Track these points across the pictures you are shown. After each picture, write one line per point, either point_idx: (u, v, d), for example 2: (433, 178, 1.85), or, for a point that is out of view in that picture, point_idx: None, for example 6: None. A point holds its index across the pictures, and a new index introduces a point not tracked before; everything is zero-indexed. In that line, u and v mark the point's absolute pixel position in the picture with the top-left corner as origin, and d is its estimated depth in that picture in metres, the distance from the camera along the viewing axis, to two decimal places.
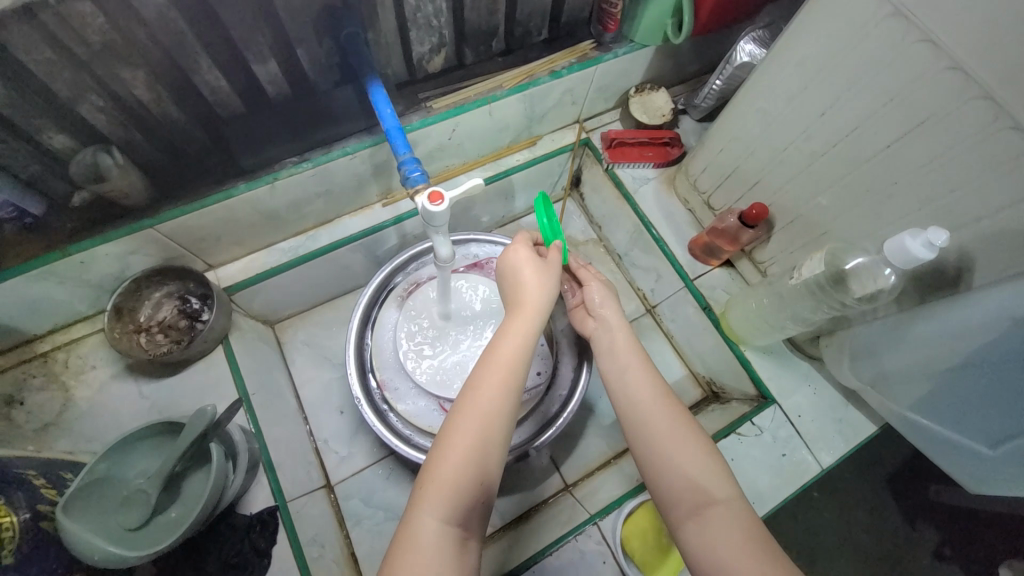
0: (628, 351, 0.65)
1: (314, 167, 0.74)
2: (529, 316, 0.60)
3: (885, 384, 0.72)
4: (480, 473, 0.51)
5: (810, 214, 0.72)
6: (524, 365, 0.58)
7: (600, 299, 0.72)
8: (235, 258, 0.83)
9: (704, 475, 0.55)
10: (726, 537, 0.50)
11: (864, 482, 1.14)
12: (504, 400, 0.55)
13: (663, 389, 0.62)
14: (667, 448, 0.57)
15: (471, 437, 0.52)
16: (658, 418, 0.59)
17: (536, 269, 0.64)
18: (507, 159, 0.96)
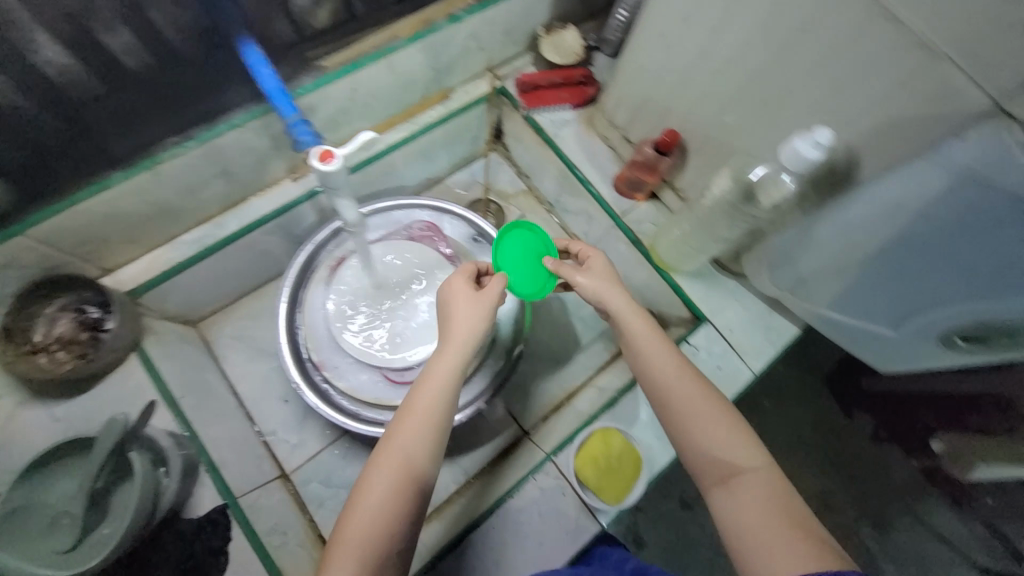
0: (648, 333, 0.64)
1: (201, 145, 0.68)
2: (451, 354, 0.61)
3: (803, 289, 0.77)
4: (389, 523, 0.54)
5: (718, 134, 0.73)
6: (445, 409, 0.59)
7: (608, 281, 0.68)
8: (134, 259, 0.77)
9: (734, 451, 0.56)
10: (752, 504, 0.53)
11: (802, 385, 1.24)
12: (417, 448, 0.57)
13: (689, 368, 0.62)
14: (699, 426, 0.58)
15: (380, 490, 0.55)
16: (682, 395, 0.60)
17: (466, 303, 0.64)
18: (421, 116, 0.91)
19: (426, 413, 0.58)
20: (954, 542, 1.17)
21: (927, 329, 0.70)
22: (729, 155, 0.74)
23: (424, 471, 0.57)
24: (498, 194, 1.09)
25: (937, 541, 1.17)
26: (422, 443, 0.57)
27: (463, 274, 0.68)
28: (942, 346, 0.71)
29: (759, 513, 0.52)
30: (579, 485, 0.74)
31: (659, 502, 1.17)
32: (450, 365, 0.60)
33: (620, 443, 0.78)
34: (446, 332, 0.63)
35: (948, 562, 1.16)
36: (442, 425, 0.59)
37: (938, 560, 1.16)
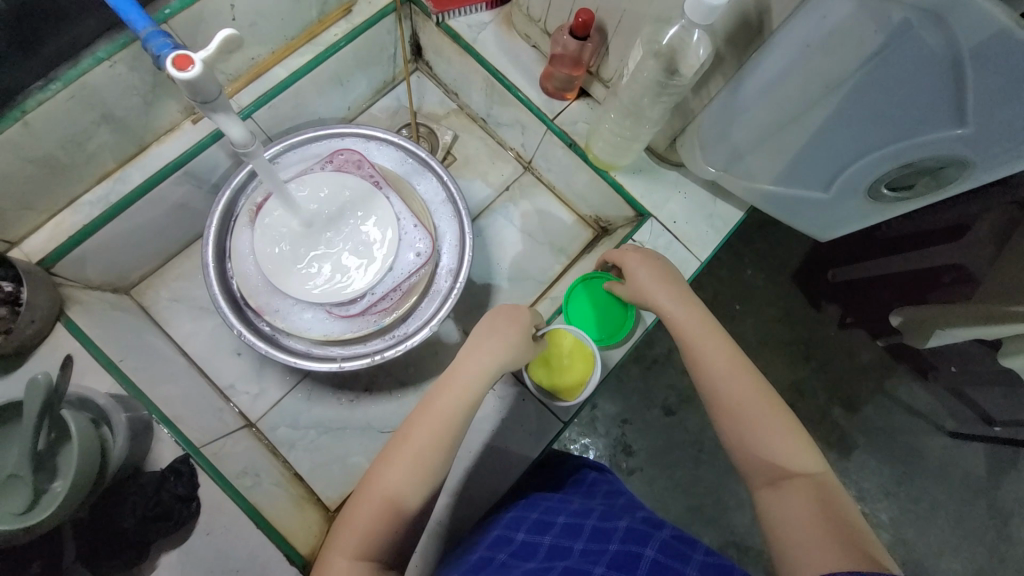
0: (693, 328, 0.66)
1: (67, 87, 0.62)
2: (479, 367, 0.63)
3: (738, 163, 0.76)
4: (389, 519, 0.55)
5: (631, 7, 0.69)
6: (463, 419, 0.61)
7: (655, 283, 0.71)
8: (37, 227, 0.72)
9: (785, 450, 0.56)
10: (806, 508, 0.52)
11: (762, 278, 1.26)
12: (431, 447, 0.58)
13: (742, 364, 0.62)
14: (748, 422, 0.58)
15: (386, 491, 0.56)
16: (746, 395, 0.60)
17: (507, 325, 0.68)
18: (324, 36, 0.85)
19: (445, 421, 0.60)
20: (915, 407, 1.24)
21: (854, 186, 0.70)
22: (643, 27, 0.69)
23: (432, 475, 0.58)
24: (427, 117, 1.03)
25: (902, 409, 1.24)
26: (433, 448, 0.58)
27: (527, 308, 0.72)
28: (869, 201, 0.71)
29: (806, 512, 0.52)
30: (539, 392, 0.80)
31: (642, 413, 1.22)
32: (475, 377, 0.63)
33: (576, 343, 0.80)
34: (482, 340, 0.66)
35: (913, 427, 1.24)
36: (456, 432, 0.60)
37: (903, 426, 1.24)
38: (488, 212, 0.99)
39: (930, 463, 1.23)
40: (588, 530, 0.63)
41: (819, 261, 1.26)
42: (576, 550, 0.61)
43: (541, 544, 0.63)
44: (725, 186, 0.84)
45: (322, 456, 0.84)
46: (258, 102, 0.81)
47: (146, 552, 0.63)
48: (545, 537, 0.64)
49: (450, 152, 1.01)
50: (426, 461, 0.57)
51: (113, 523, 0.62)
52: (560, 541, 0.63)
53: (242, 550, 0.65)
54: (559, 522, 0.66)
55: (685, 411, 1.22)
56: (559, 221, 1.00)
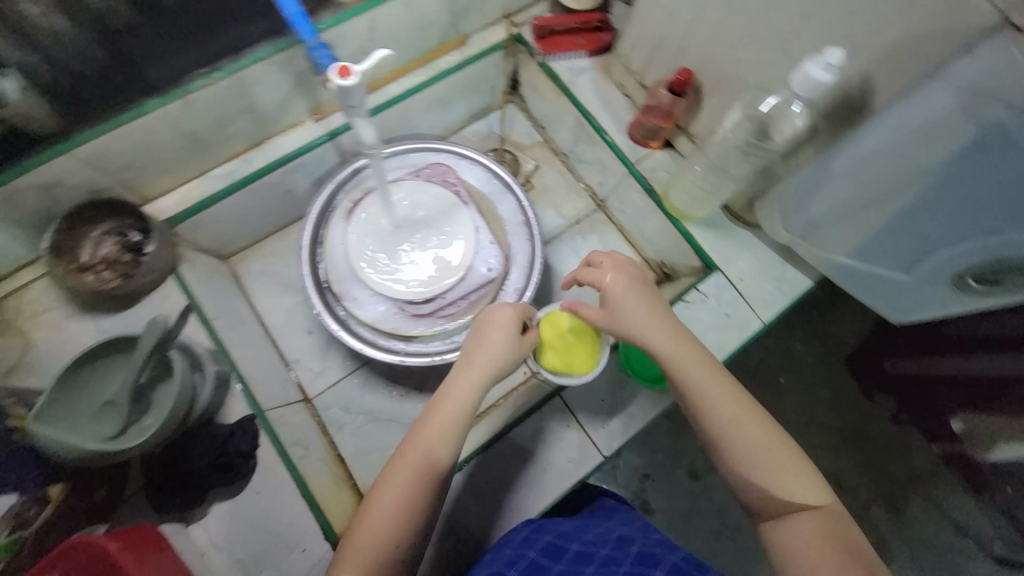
0: (679, 356, 0.62)
1: (229, 76, 0.71)
2: (473, 376, 0.66)
3: (815, 233, 0.77)
4: (397, 527, 0.58)
5: (733, 72, 0.74)
6: (459, 430, 0.64)
7: (630, 306, 0.66)
8: (171, 189, 0.82)
9: (790, 482, 0.56)
10: (810, 541, 0.53)
11: (817, 353, 1.23)
12: (430, 463, 0.61)
13: (731, 390, 0.61)
14: (750, 457, 0.57)
15: (386, 508, 0.58)
16: (743, 431, 0.58)
17: (499, 337, 0.68)
18: (438, 62, 0.94)
19: (444, 431, 0.62)
20: (966, 525, 1.15)
21: (939, 273, 0.70)
22: (743, 91, 0.73)
23: (432, 490, 0.60)
24: (514, 146, 1.10)
25: (949, 525, 1.16)
26: (434, 460, 0.61)
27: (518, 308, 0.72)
28: (954, 289, 0.72)
29: (814, 546, 0.53)
30: (586, 423, 0.79)
31: (671, 468, 1.19)
32: (471, 387, 0.65)
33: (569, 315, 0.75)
34: (475, 353, 0.68)
35: (961, 547, 1.15)
36: (453, 446, 0.63)
37: (949, 543, 1.15)
38: (556, 241, 1.04)
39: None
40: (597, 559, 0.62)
41: (877, 348, 1.22)
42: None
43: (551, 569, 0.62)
44: (798, 253, 0.85)
45: (365, 443, 0.88)
46: (382, 106, 0.90)
47: (203, 499, 0.68)
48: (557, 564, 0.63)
49: (530, 180, 1.08)
50: (424, 479, 0.60)
51: (183, 466, 0.68)
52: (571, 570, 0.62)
53: (284, 515, 0.69)
54: (571, 550, 0.65)
55: (714, 478, 1.18)
56: None
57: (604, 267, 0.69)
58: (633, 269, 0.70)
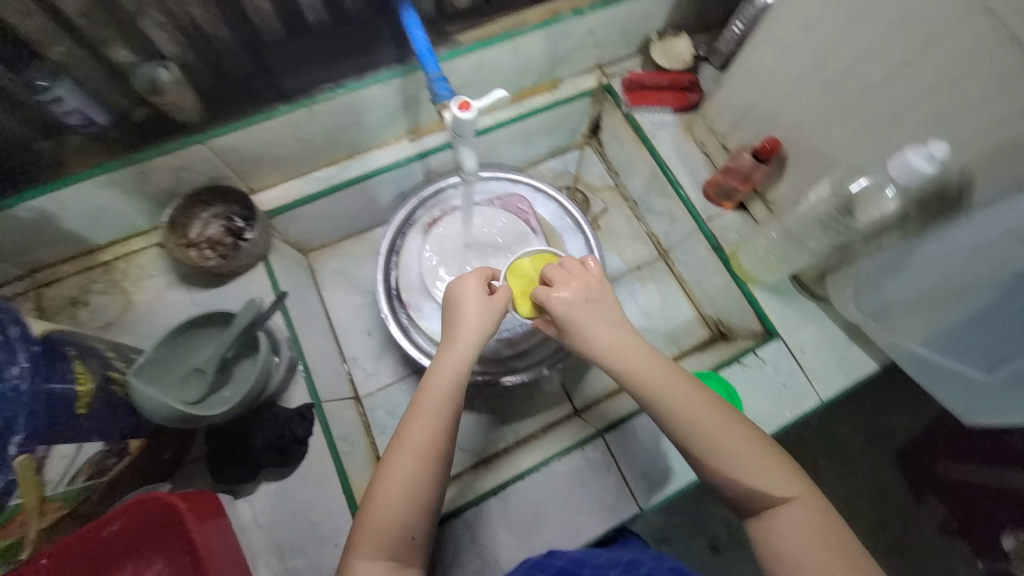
0: (631, 353, 0.59)
1: (349, 93, 0.78)
2: (455, 355, 0.61)
3: (886, 316, 0.76)
4: (408, 513, 0.55)
5: (823, 148, 0.75)
6: (450, 411, 0.59)
7: (579, 306, 0.61)
8: (275, 184, 0.89)
9: (771, 477, 0.54)
10: (803, 538, 0.51)
11: (868, 441, 1.17)
12: (431, 448, 0.57)
13: (685, 381, 0.59)
14: (728, 457, 0.55)
15: (389, 499, 0.56)
16: (725, 430, 0.56)
17: (473, 313, 0.64)
18: (529, 102, 0.99)
19: (435, 415, 0.58)
20: None
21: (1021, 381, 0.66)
22: (832, 169, 0.75)
23: (431, 479, 0.57)
24: (585, 186, 1.14)
25: None
26: (434, 447, 0.57)
27: (479, 275, 0.67)
28: None
29: (802, 537, 0.52)
30: (626, 469, 0.78)
31: (696, 534, 1.15)
32: (454, 365, 0.61)
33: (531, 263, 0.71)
34: (455, 330, 0.63)
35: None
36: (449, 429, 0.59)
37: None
38: (615, 283, 1.06)
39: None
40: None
41: (931, 446, 1.15)
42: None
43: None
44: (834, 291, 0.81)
45: None
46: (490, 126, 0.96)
47: (255, 476, 0.72)
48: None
49: (597, 221, 1.11)
50: (426, 467, 0.57)
51: (245, 439, 0.71)
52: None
53: (324, 505, 0.72)
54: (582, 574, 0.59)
55: (735, 554, 1.13)
56: (679, 312, 1.03)
57: (560, 271, 0.64)
58: (587, 267, 0.65)
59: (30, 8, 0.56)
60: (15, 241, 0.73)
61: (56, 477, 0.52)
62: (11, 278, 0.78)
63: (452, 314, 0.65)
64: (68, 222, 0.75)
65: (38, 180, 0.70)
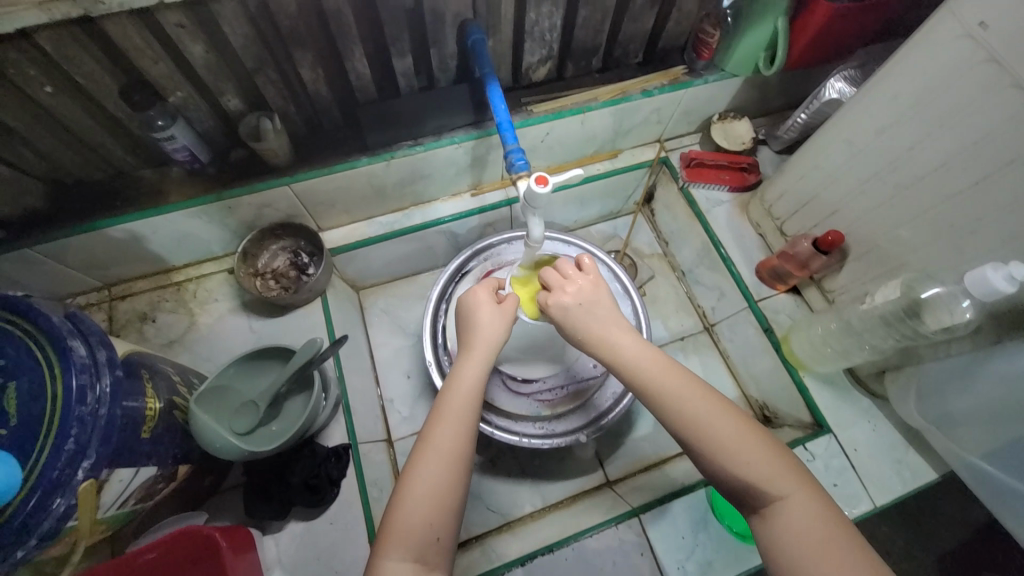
0: (632, 349, 0.60)
1: (425, 151, 0.83)
2: (477, 360, 0.63)
3: (951, 426, 0.72)
4: (432, 513, 0.53)
5: (888, 246, 0.75)
6: (474, 411, 0.60)
7: (574, 311, 0.63)
8: (341, 224, 0.94)
9: (771, 472, 0.51)
10: (807, 536, 0.48)
11: (915, 552, 1.07)
12: (459, 443, 0.57)
13: (676, 372, 0.58)
14: (728, 454, 0.53)
15: (416, 496, 0.54)
16: (716, 423, 0.54)
17: (485, 316, 0.67)
18: (590, 167, 1.02)
19: (460, 416, 0.58)
20: None
21: None
22: (898, 269, 0.74)
23: (450, 474, 0.55)
24: (634, 251, 1.16)
25: None
26: (456, 445, 0.57)
27: (487, 287, 0.71)
28: None
29: (811, 534, 0.48)
30: (661, 556, 0.73)
31: None
32: (475, 369, 0.62)
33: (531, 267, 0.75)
34: (473, 336, 0.66)
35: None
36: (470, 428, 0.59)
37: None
38: None
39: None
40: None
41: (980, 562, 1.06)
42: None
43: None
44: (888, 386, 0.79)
45: None
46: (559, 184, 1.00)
47: (285, 515, 0.71)
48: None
49: (643, 287, 1.11)
50: (454, 464, 0.56)
51: (284, 476, 0.71)
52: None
53: (348, 554, 0.71)
54: None
55: None
56: (721, 389, 1.00)
57: (554, 276, 0.67)
58: (583, 268, 0.67)
59: (159, 56, 0.63)
60: (104, 256, 0.78)
61: (110, 500, 0.52)
62: (91, 289, 0.84)
63: (468, 320, 0.68)
64: (153, 244, 0.80)
65: (133, 203, 0.76)
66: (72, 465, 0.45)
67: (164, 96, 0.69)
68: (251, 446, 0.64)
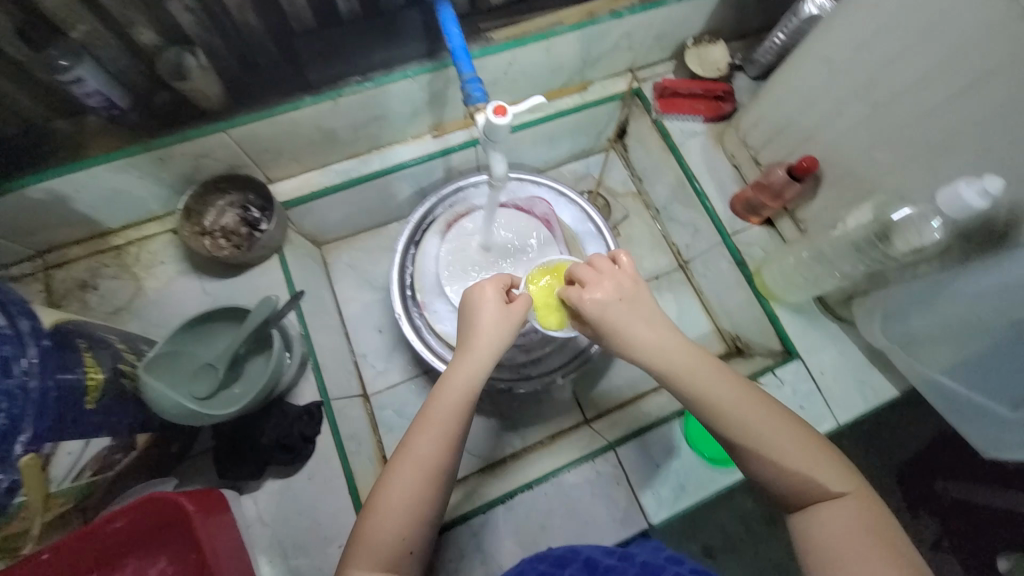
0: (664, 352, 0.57)
1: (376, 87, 0.76)
2: (473, 363, 0.59)
3: (914, 346, 0.73)
4: (404, 526, 0.53)
5: (860, 169, 0.73)
6: (463, 419, 0.58)
7: (614, 308, 0.58)
8: (292, 175, 0.87)
9: (818, 471, 0.51)
10: (855, 535, 0.48)
11: (874, 463, 1.13)
12: (439, 456, 0.56)
13: (730, 378, 0.55)
14: (764, 451, 0.52)
15: (389, 505, 0.54)
16: (779, 433, 0.52)
17: (493, 316, 0.62)
18: (559, 102, 0.96)
19: (443, 424, 0.56)
20: None
21: None
22: (870, 193, 0.72)
23: (422, 487, 0.55)
24: (607, 191, 1.12)
25: None
26: (437, 457, 0.55)
27: (497, 283, 0.65)
28: None
29: (848, 533, 0.48)
30: (634, 483, 0.76)
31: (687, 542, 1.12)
32: (470, 374, 0.59)
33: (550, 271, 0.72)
34: (472, 334, 0.61)
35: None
36: (456, 440, 0.57)
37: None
38: None
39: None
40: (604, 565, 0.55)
41: (932, 464, 1.13)
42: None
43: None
44: (854, 311, 0.80)
45: None
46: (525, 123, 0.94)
47: (261, 474, 0.71)
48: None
49: (617, 227, 1.08)
50: (429, 476, 0.55)
51: (253, 436, 0.70)
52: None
53: (330, 506, 0.71)
54: (580, 556, 0.58)
55: (731, 561, 1.11)
56: (695, 324, 1.01)
57: (591, 271, 0.62)
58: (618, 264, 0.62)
59: None
60: (26, 220, 0.71)
61: (62, 473, 0.50)
62: (20, 258, 0.77)
63: (469, 316, 0.63)
64: (83, 204, 0.73)
65: (50, 159, 0.68)
66: (6, 439, 0.42)
67: (65, 32, 0.61)
68: (211, 408, 0.62)
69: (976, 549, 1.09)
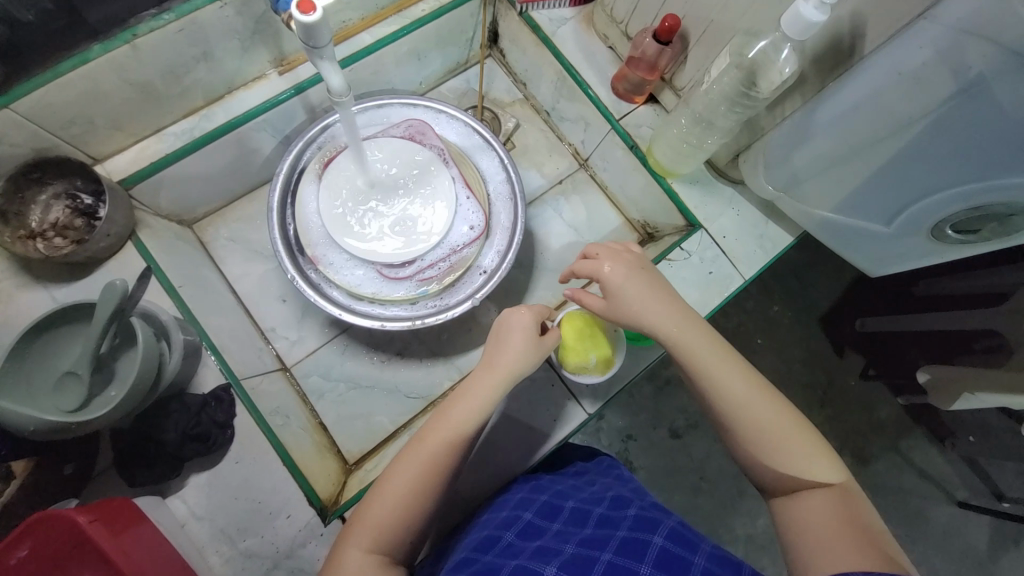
0: (664, 334, 0.59)
1: (180, 19, 0.64)
2: (495, 373, 0.61)
3: (796, 188, 0.75)
4: (407, 515, 0.54)
5: (719, 17, 0.72)
6: (479, 429, 0.59)
7: (625, 280, 0.62)
8: (124, 149, 0.76)
9: (802, 462, 0.52)
10: (825, 518, 0.49)
11: (796, 315, 1.21)
12: (450, 457, 0.56)
13: (746, 373, 0.57)
14: (746, 421, 0.55)
15: (394, 495, 0.54)
16: (776, 423, 0.54)
17: (518, 329, 0.63)
18: (413, 10, 0.87)
19: (458, 427, 0.57)
20: (927, 471, 1.17)
21: (918, 223, 0.67)
22: (730, 40, 0.72)
23: (433, 487, 0.55)
24: (493, 103, 1.05)
25: (912, 472, 1.17)
26: (448, 457, 0.56)
27: (537, 313, 0.66)
28: (932, 240, 0.69)
29: (819, 519, 0.49)
30: (570, 382, 0.78)
31: (649, 430, 1.19)
32: (490, 383, 0.60)
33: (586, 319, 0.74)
34: (500, 346, 0.63)
35: (926, 496, 1.16)
36: (468, 443, 0.58)
37: (916, 491, 1.16)
38: (539, 202, 1.01)
39: (937, 533, 1.15)
40: (595, 518, 0.59)
41: (851, 308, 1.21)
42: (581, 536, 0.57)
43: (526, 547, 0.57)
44: (742, 166, 0.82)
45: (346, 410, 0.86)
46: (383, 40, 0.85)
47: (178, 472, 0.67)
48: (534, 541, 0.58)
49: (511, 139, 1.03)
50: (434, 475, 0.55)
51: (155, 436, 0.65)
52: (551, 543, 0.57)
53: (266, 484, 0.68)
54: (568, 507, 0.63)
55: (691, 436, 1.18)
56: (606, 221, 1.00)
57: (600, 248, 0.66)
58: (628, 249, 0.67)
59: None
60: None
61: None
62: None
63: (501, 331, 0.65)
64: None
65: None
66: None
67: None
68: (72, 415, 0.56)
69: (902, 374, 1.18)
